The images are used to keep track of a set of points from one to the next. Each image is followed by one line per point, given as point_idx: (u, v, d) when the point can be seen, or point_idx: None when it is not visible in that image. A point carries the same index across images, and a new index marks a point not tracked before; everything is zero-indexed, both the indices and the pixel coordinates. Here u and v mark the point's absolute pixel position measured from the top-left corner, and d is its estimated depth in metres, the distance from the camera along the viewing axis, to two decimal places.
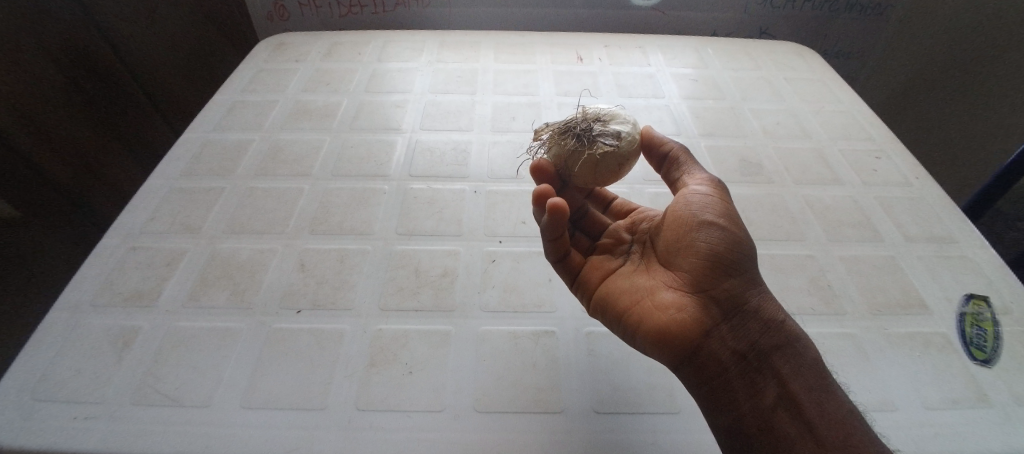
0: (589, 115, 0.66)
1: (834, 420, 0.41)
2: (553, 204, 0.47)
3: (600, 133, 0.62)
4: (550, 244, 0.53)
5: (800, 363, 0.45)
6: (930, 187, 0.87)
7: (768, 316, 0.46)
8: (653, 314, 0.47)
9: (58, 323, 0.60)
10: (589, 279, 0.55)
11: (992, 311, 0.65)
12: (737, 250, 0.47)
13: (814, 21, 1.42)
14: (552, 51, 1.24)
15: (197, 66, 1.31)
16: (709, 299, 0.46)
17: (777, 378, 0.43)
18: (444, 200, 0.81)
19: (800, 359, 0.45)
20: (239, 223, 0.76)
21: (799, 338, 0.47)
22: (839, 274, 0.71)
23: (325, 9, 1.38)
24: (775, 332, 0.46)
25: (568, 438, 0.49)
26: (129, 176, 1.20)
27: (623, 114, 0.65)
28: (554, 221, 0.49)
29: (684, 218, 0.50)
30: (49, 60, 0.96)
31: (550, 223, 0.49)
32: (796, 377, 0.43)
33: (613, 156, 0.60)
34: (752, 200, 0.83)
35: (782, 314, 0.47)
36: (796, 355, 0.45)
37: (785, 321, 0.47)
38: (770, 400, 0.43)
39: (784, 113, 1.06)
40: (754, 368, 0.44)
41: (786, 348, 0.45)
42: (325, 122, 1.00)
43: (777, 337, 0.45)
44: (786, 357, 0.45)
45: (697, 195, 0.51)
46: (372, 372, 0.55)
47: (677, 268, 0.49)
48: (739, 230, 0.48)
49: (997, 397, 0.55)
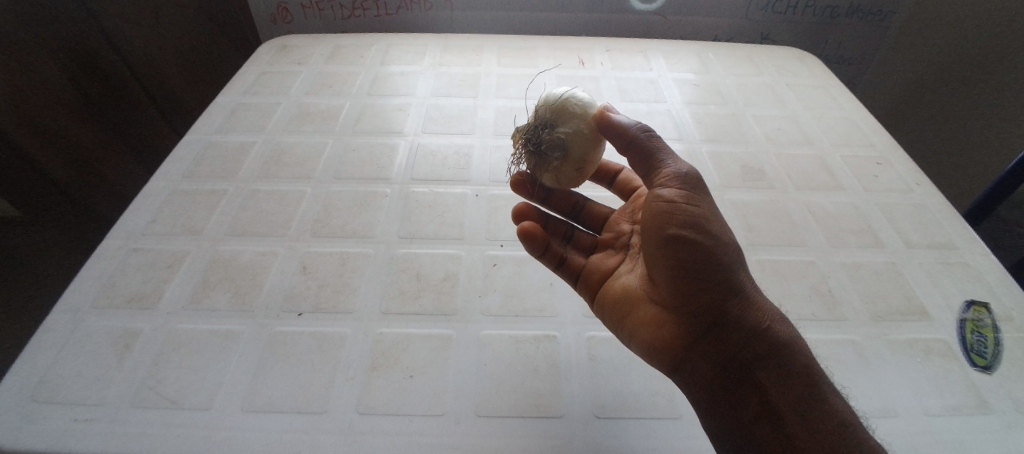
0: (540, 113, 0.64)
1: (821, 433, 0.39)
2: (524, 231, 0.54)
3: (548, 140, 0.62)
4: (543, 259, 0.58)
5: (789, 370, 0.42)
6: (931, 193, 0.87)
7: (749, 324, 0.44)
8: (638, 330, 0.50)
9: (59, 324, 0.60)
10: (591, 278, 0.58)
11: (993, 318, 0.65)
12: (706, 263, 0.44)
13: (815, 27, 1.42)
14: (555, 55, 1.25)
15: (199, 66, 1.31)
16: (683, 315, 0.46)
17: (759, 389, 0.42)
18: (446, 203, 0.81)
19: (788, 367, 0.42)
20: (242, 225, 0.77)
21: (789, 343, 0.44)
22: (840, 281, 0.71)
23: (328, 12, 1.39)
24: (758, 341, 0.43)
25: (568, 444, 0.49)
26: (130, 176, 1.19)
27: (570, 101, 0.62)
28: (529, 246, 0.55)
29: (652, 230, 0.46)
30: (53, 62, 0.96)
31: (531, 245, 0.55)
32: (781, 388, 0.42)
33: (568, 165, 0.61)
34: (753, 206, 0.83)
35: (768, 320, 0.44)
36: (785, 362, 0.43)
37: (770, 325, 0.44)
38: (751, 411, 0.42)
39: (785, 119, 1.06)
40: (734, 381, 0.44)
41: (772, 357, 0.43)
42: (328, 125, 1.00)
43: (761, 346, 0.43)
44: (771, 367, 0.43)
45: (662, 203, 0.46)
46: (373, 376, 0.55)
47: (654, 280, 0.49)
48: (710, 237, 0.44)
49: (998, 404, 0.55)
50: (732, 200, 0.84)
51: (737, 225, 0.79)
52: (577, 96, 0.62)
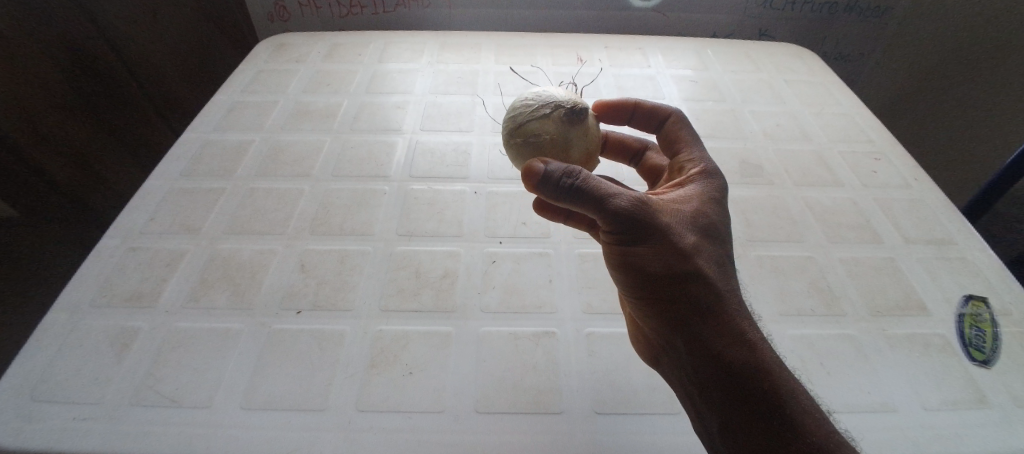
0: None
1: None
2: (536, 205, 0.61)
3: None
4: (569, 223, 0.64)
5: (749, 398, 0.37)
6: (929, 189, 0.87)
7: (703, 354, 0.39)
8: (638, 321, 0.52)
9: (57, 323, 0.60)
10: None
11: (991, 313, 0.65)
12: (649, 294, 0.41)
13: (814, 23, 1.42)
14: (553, 53, 1.24)
15: (196, 66, 1.30)
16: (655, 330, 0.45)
17: (716, 411, 0.40)
18: (444, 201, 0.81)
19: (750, 399, 0.37)
20: (240, 223, 0.76)
21: (758, 370, 0.37)
22: (839, 276, 0.71)
23: (326, 10, 1.38)
24: (716, 371, 0.39)
25: (568, 440, 0.49)
26: (128, 176, 1.19)
27: (511, 125, 0.59)
28: (548, 215, 0.63)
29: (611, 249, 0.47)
30: (49, 61, 0.96)
31: (551, 215, 0.62)
32: (743, 420, 0.38)
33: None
34: (752, 202, 0.83)
35: (728, 347, 0.38)
36: (747, 395, 0.37)
37: (736, 352, 0.38)
38: (716, 435, 0.41)
39: (783, 115, 1.06)
40: (696, 403, 0.42)
41: (728, 384, 0.38)
42: (326, 123, 1.00)
43: (714, 373, 0.39)
44: (727, 393, 0.38)
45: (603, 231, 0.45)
46: (373, 374, 0.55)
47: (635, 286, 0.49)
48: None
49: (996, 399, 0.55)
50: (731, 196, 0.84)
51: (736, 221, 0.79)
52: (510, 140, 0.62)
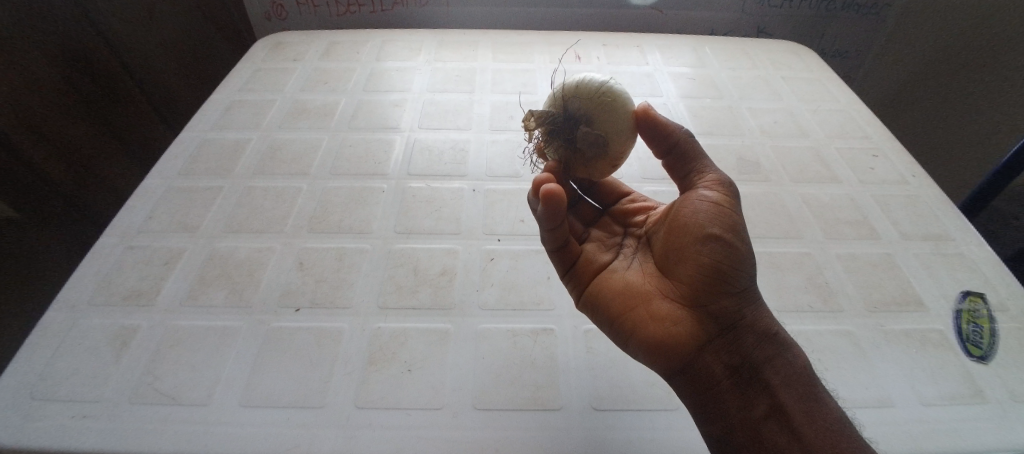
0: (575, 103, 0.58)
1: (822, 426, 0.41)
2: (546, 193, 0.44)
3: (586, 134, 0.56)
4: (548, 234, 0.50)
5: (792, 374, 0.44)
6: (926, 184, 0.88)
7: (764, 332, 0.46)
8: (646, 325, 0.46)
9: (56, 321, 0.60)
10: (589, 264, 0.53)
11: (988, 308, 0.65)
12: (737, 265, 0.45)
13: (813, 20, 1.42)
14: (551, 50, 1.25)
15: (194, 65, 1.31)
16: (707, 315, 0.45)
17: (769, 390, 0.43)
18: (443, 199, 0.81)
19: (788, 366, 0.44)
20: (238, 222, 0.76)
21: (791, 345, 0.46)
22: (837, 272, 0.71)
23: (323, 9, 1.38)
24: (767, 342, 0.45)
25: (567, 436, 0.49)
26: (126, 176, 1.19)
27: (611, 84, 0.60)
28: (547, 212, 0.45)
29: (687, 230, 0.47)
30: (48, 61, 0.96)
31: (549, 211, 0.45)
32: (791, 390, 0.43)
33: (602, 163, 0.58)
34: (750, 199, 0.84)
35: (775, 327, 0.47)
36: (785, 362, 0.45)
37: (780, 332, 0.46)
38: (757, 421, 0.42)
39: (781, 112, 1.06)
40: (742, 389, 0.43)
41: (779, 360, 0.45)
42: (324, 121, 1.00)
43: (771, 349, 0.45)
44: (777, 367, 0.44)
45: (705, 203, 0.48)
46: (372, 371, 0.55)
47: (674, 277, 0.48)
48: (742, 240, 0.46)
49: (994, 393, 0.56)
50: None
51: None
52: (615, 90, 0.57)
